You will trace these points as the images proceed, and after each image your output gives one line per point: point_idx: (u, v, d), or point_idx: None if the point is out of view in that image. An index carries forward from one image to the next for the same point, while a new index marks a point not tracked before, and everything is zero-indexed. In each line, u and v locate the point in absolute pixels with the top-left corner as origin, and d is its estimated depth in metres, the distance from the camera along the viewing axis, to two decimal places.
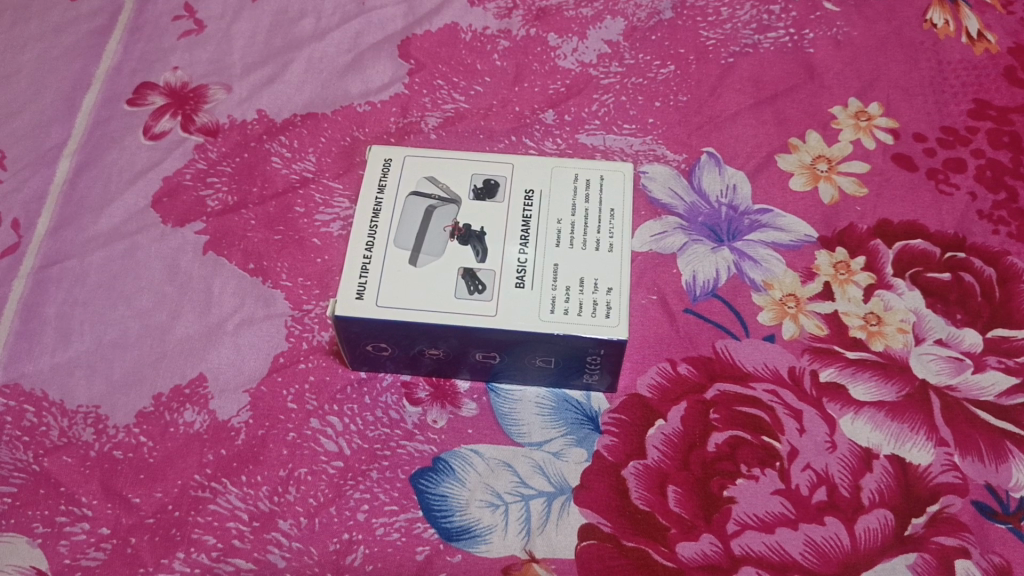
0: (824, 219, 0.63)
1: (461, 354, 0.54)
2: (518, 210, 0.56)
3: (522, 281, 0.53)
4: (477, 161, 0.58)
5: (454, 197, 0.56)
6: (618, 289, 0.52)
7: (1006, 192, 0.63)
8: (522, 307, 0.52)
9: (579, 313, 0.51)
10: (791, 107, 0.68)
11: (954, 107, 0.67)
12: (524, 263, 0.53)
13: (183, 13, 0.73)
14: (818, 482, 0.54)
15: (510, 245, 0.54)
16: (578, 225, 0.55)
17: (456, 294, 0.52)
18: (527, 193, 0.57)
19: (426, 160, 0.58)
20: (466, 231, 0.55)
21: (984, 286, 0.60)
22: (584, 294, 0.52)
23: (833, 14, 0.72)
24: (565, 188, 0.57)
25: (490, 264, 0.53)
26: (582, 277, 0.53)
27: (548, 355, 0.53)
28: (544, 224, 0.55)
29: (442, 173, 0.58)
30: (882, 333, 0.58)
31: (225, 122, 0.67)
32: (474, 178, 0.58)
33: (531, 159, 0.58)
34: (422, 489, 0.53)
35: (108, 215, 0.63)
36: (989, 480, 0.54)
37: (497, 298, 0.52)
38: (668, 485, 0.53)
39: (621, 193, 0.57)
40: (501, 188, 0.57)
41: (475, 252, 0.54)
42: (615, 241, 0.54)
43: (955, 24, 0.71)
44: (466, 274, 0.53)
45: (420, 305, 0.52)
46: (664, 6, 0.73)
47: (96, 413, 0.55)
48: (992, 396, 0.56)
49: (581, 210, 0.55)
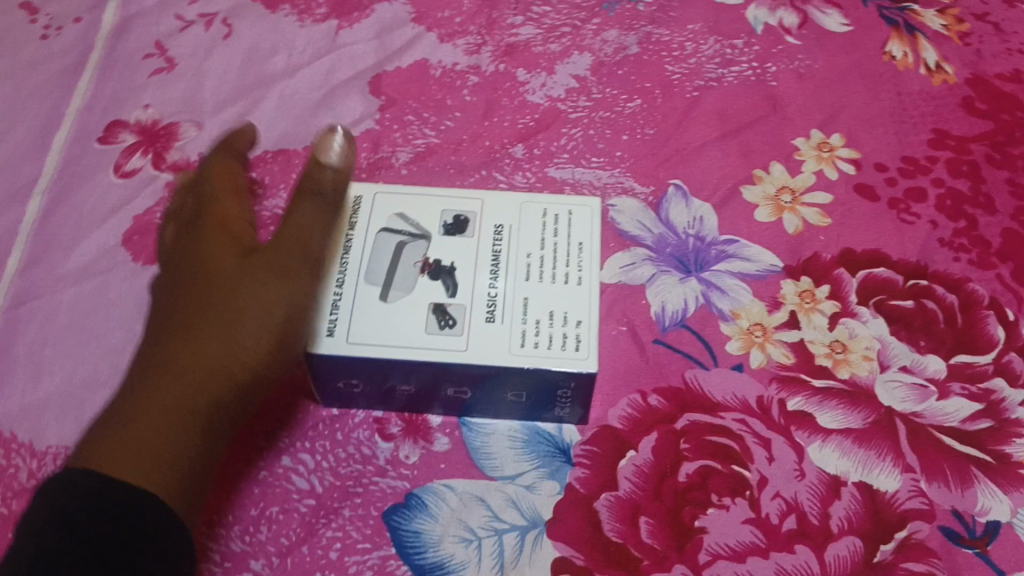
0: (789, 249, 0.64)
1: (433, 390, 0.55)
2: (487, 243, 0.57)
3: (492, 314, 0.54)
4: (448, 197, 0.60)
5: (425, 233, 0.57)
6: (586, 321, 0.53)
7: (966, 220, 0.65)
8: (494, 341, 0.53)
9: (549, 347, 0.52)
10: (756, 139, 0.69)
11: (914, 138, 0.69)
12: (495, 295, 0.55)
13: (154, 50, 0.73)
14: (788, 510, 0.54)
15: (481, 278, 0.55)
16: (548, 259, 0.56)
17: (427, 330, 0.53)
18: (497, 228, 0.58)
19: (397, 196, 0.59)
20: (437, 266, 0.56)
21: (947, 312, 0.61)
22: (555, 327, 0.53)
23: (795, 47, 0.74)
24: (534, 223, 0.58)
25: (460, 299, 0.54)
26: (551, 310, 0.54)
27: (519, 390, 0.54)
28: (514, 257, 0.56)
29: (412, 208, 0.59)
30: (847, 361, 0.60)
31: (196, 159, 0.67)
32: (445, 212, 0.59)
33: (501, 195, 0.60)
34: (395, 525, 0.53)
35: (79, 253, 0.63)
36: (955, 506, 0.55)
37: (468, 332, 0.53)
38: (640, 516, 0.54)
39: (590, 225, 0.58)
40: (472, 223, 0.58)
41: (446, 287, 0.55)
42: (584, 273, 0.55)
43: (914, 55, 0.73)
44: (437, 308, 0.54)
45: (390, 341, 0.53)
46: (630, 41, 0.74)
47: (66, 453, 0.55)
48: (957, 421, 0.57)
49: (550, 243, 0.57)
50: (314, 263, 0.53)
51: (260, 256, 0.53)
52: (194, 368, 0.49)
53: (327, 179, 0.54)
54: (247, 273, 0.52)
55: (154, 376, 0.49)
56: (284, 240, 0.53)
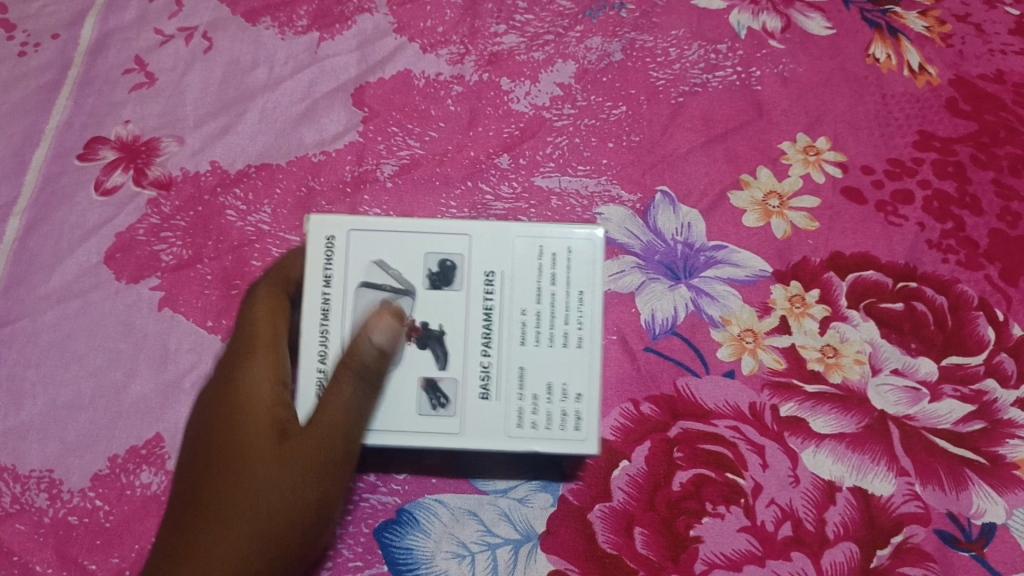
0: (777, 254, 0.64)
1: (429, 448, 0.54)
2: (479, 298, 0.52)
3: (486, 389, 0.51)
4: (432, 233, 0.53)
5: (408, 288, 0.52)
6: (587, 394, 0.51)
7: (953, 221, 0.65)
8: (490, 421, 0.51)
9: (548, 427, 0.51)
10: (742, 144, 0.69)
11: (899, 139, 0.68)
12: (489, 365, 0.51)
13: (134, 66, 0.72)
14: (783, 517, 0.55)
15: (472, 345, 0.52)
16: (544, 316, 0.52)
17: (419, 411, 0.51)
18: (488, 275, 0.52)
19: (374, 235, 0.53)
20: (424, 331, 0.52)
21: (937, 314, 0.61)
22: (552, 403, 0.51)
23: (779, 51, 0.72)
24: (529, 266, 0.53)
25: (452, 370, 0.51)
26: (549, 382, 0.51)
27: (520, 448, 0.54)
28: (507, 314, 0.52)
29: (394, 251, 0.53)
30: (839, 365, 0.59)
31: (179, 175, 0.67)
32: (429, 258, 0.53)
33: (491, 228, 0.53)
34: (387, 542, 0.54)
35: (59, 273, 0.63)
36: (950, 509, 0.55)
37: (462, 413, 0.51)
38: (635, 527, 0.54)
39: (591, 270, 0.53)
40: (458, 269, 0.52)
41: (436, 356, 0.52)
42: (584, 332, 0.52)
43: (897, 58, 0.72)
44: (428, 385, 0.51)
45: (385, 427, 0.51)
46: (614, 48, 0.73)
47: (50, 477, 0.56)
48: (949, 423, 0.57)
49: (547, 295, 0.52)
50: (354, 453, 0.51)
51: (307, 426, 0.50)
52: (222, 548, 0.49)
53: (371, 363, 0.49)
54: (285, 462, 0.50)
55: (201, 521, 0.50)
56: (318, 427, 0.49)
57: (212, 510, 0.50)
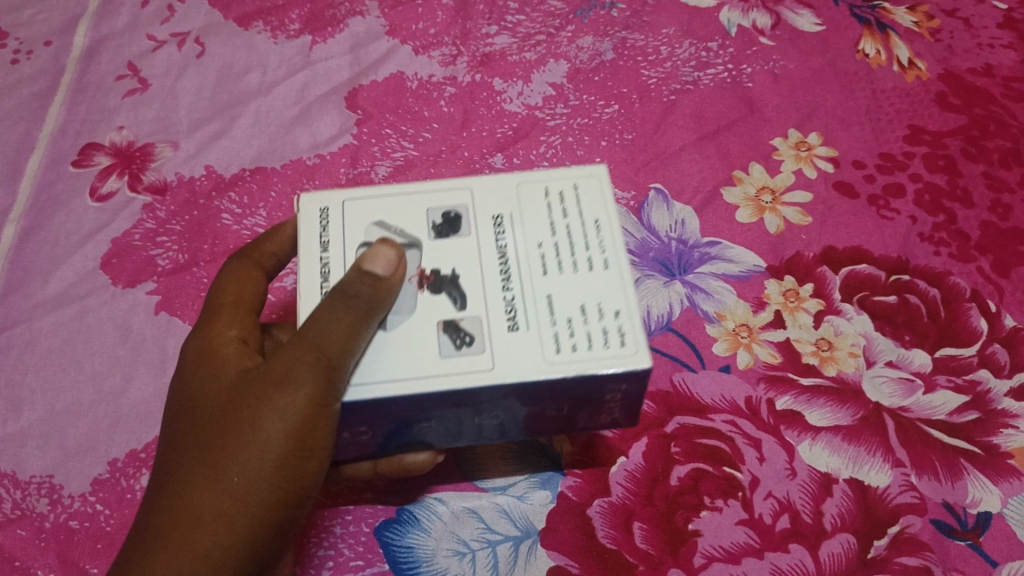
0: (771, 249, 0.64)
1: (461, 418, 0.46)
2: (490, 241, 0.46)
3: (515, 321, 0.44)
4: (429, 192, 0.48)
5: (413, 240, 0.46)
6: (626, 310, 0.43)
7: (945, 214, 0.65)
8: (525, 352, 0.43)
9: (590, 346, 0.43)
10: (734, 141, 0.69)
11: (890, 134, 0.69)
12: (513, 301, 0.44)
13: (127, 72, 0.72)
14: (781, 510, 0.55)
15: (492, 285, 0.45)
16: (562, 246, 0.46)
17: (441, 354, 0.43)
18: (495, 219, 0.47)
19: (368, 200, 0.48)
20: (436, 277, 0.45)
21: (930, 306, 0.61)
22: (590, 323, 0.43)
23: (769, 48, 0.73)
24: (536, 207, 0.47)
25: (472, 309, 0.44)
26: (582, 303, 0.44)
27: (558, 403, 0.45)
28: (523, 250, 0.46)
29: (393, 212, 0.48)
30: (834, 358, 0.60)
31: (174, 179, 0.67)
32: (432, 213, 0.48)
33: (489, 179, 0.49)
34: (387, 541, 0.55)
35: (56, 279, 0.63)
36: (947, 498, 0.55)
37: (491, 349, 0.43)
38: (633, 521, 0.55)
39: (601, 199, 0.47)
40: (465, 219, 0.47)
41: (452, 299, 0.44)
42: (607, 255, 0.45)
43: (887, 52, 0.73)
44: (448, 326, 0.43)
45: (401, 372, 0.42)
46: (605, 47, 0.73)
47: (50, 482, 0.56)
48: (944, 415, 0.58)
49: (561, 228, 0.46)
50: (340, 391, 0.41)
51: (289, 355, 0.43)
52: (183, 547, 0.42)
53: (362, 290, 0.41)
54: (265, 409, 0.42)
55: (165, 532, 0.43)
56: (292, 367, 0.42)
57: (191, 466, 0.43)
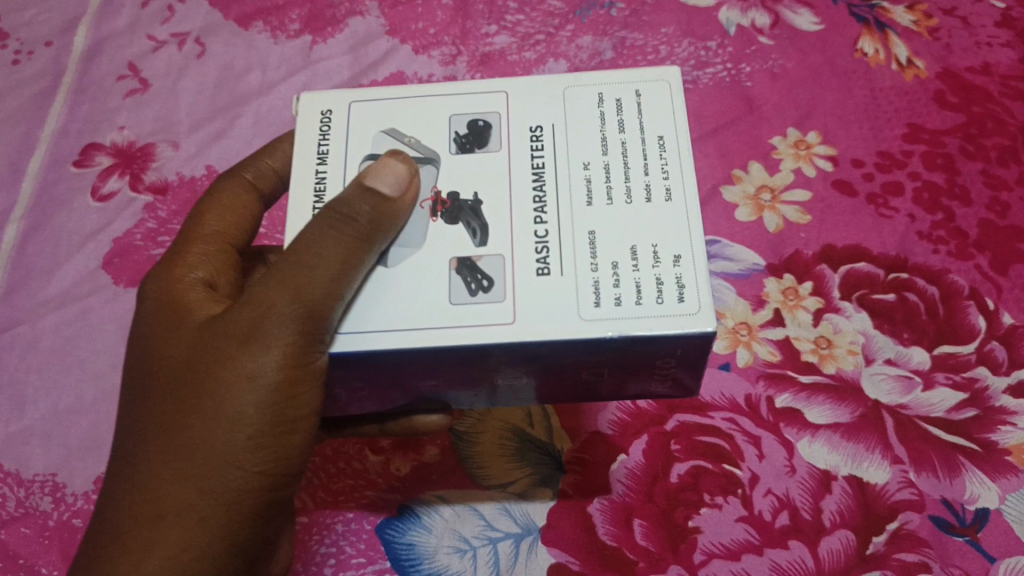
0: (770, 247, 0.64)
1: (470, 379, 0.43)
2: (523, 155, 0.44)
3: (546, 264, 0.41)
4: (458, 99, 0.46)
5: (432, 154, 0.44)
6: (688, 256, 0.40)
7: (943, 212, 0.65)
8: (554, 300, 0.40)
9: (640, 300, 0.39)
10: (733, 140, 0.69)
11: (889, 132, 0.69)
12: (546, 235, 0.41)
13: (127, 72, 0.72)
14: (780, 507, 0.55)
15: (524, 212, 0.42)
16: (614, 167, 0.43)
17: (453, 299, 0.40)
18: (534, 131, 0.45)
19: (377, 105, 0.46)
20: (454, 203, 0.43)
21: (928, 304, 0.62)
22: (641, 269, 0.40)
23: (768, 47, 0.73)
24: (586, 117, 0.45)
25: (494, 247, 0.41)
26: (633, 245, 0.40)
27: (593, 368, 0.42)
28: (567, 168, 0.43)
29: (404, 119, 0.46)
30: (833, 355, 0.60)
31: (175, 179, 0.67)
32: (455, 122, 0.46)
33: (535, 81, 0.46)
34: (388, 539, 0.55)
35: (58, 279, 0.63)
36: (946, 494, 0.55)
37: (513, 295, 0.40)
38: (634, 518, 0.55)
39: (669, 113, 0.44)
40: (494, 130, 0.45)
41: (471, 231, 0.41)
42: (671, 184, 0.42)
43: (885, 52, 0.73)
44: (464, 265, 0.41)
45: (411, 321, 0.40)
46: (605, 46, 0.74)
47: (53, 480, 0.57)
48: (942, 411, 0.58)
49: (614, 147, 0.43)
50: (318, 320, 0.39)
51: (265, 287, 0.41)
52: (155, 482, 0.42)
53: (362, 208, 0.40)
54: (237, 367, 0.41)
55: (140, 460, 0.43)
56: (265, 321, 0.41)
57: (166, 421, 0.43)
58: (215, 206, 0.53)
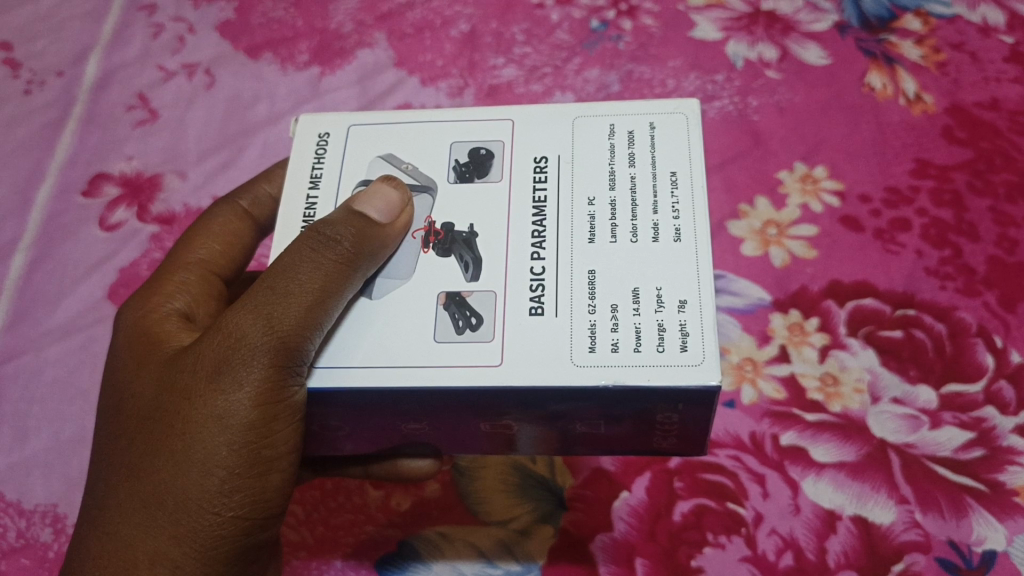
0: (776, 283, 0.64)
1: (460, 425, 0.42)
2: (525, 186, 0.44)
3: (540, 305, 0.40)
4: (462, 127, 0.47)
5: (428, 184, 0.45)
6: (693, 302, 0.39)
7: (950, 248, 0.65)
8: (546, 342, 0.39)
9: (638, 346, 0.38)
10: (739, 174, 0.69)
11: (896, 168, 0.68)
12: (543, 272, 0.41)
13: (137, 102, 0.73)
14: (784, 546, 0.55)
15: (524, 247, 0.42)
16: (621, 204, 0.42)
17: (441, 336, 0.40)
18: (536, 161, 0.45)
19: (376, 129, 0.47)
20: (448, 235, 0.43)
21: (936, 341, 0.61)
22: (641, 313, 0.39)
23: (775, 81, 0.73)
24: (595, 150, 0.45)
25: (486, 283, 0.41)
26: (635, 287, 0.40)
27: (590, 418, 0.41)
28: (571, 201, 0.43)
29: (402, 146, 0.47)
30: (839, 394, 0.60)
31: (181, 210, 0.67)
32: (456, 150, 0.46)
33: (544, 113, 0.47)
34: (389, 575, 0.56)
35: (63, 309, 0.64)
36: (951, 536, 0.55)
37: (502, 335, 0.40)
38: (636, 557, 0.55)
39: (684, 147, 0.44)
40: (495, 160, 0.45)
41: (465, 265, 0.42)
42: (680, 222, 0.41)
43: (893, 86, 0.72)
44: (455, 302, 0.41)
45: (400, 359, 0.39)
46: (611, 79, 0.74)
47: (54, 511, 0.57)
48: (950, 450, 0.57)
49: (620, 183, 0.43)
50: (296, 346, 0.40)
51: (240, 312, 0.42)
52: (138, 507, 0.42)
53: (347, 232, 0.41)
54: (214, 401, 0.41)
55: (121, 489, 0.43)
56: (240, 352, 0.41)
57: (144, 450, 0.43)
58: (199, 238, 0.54)
